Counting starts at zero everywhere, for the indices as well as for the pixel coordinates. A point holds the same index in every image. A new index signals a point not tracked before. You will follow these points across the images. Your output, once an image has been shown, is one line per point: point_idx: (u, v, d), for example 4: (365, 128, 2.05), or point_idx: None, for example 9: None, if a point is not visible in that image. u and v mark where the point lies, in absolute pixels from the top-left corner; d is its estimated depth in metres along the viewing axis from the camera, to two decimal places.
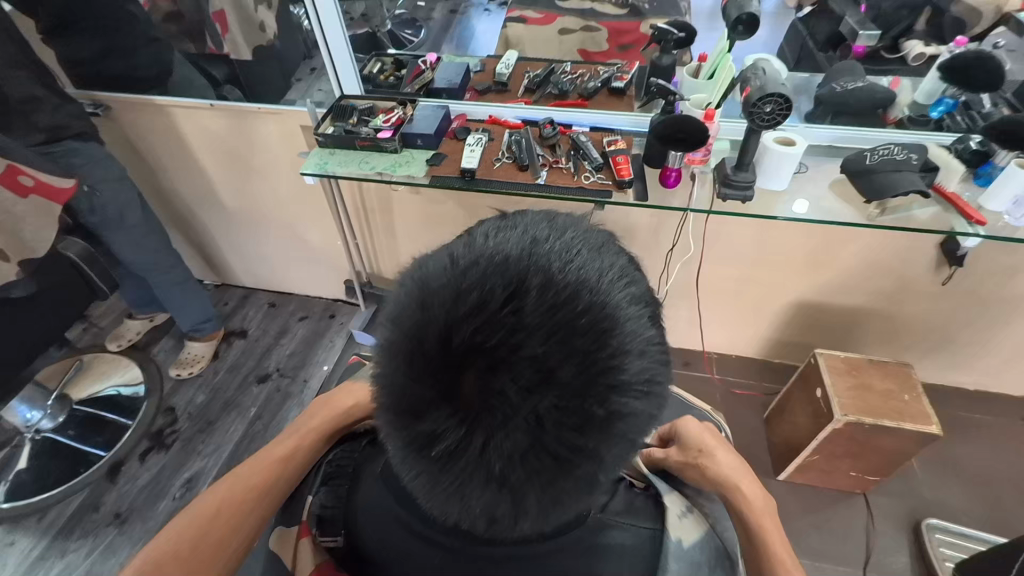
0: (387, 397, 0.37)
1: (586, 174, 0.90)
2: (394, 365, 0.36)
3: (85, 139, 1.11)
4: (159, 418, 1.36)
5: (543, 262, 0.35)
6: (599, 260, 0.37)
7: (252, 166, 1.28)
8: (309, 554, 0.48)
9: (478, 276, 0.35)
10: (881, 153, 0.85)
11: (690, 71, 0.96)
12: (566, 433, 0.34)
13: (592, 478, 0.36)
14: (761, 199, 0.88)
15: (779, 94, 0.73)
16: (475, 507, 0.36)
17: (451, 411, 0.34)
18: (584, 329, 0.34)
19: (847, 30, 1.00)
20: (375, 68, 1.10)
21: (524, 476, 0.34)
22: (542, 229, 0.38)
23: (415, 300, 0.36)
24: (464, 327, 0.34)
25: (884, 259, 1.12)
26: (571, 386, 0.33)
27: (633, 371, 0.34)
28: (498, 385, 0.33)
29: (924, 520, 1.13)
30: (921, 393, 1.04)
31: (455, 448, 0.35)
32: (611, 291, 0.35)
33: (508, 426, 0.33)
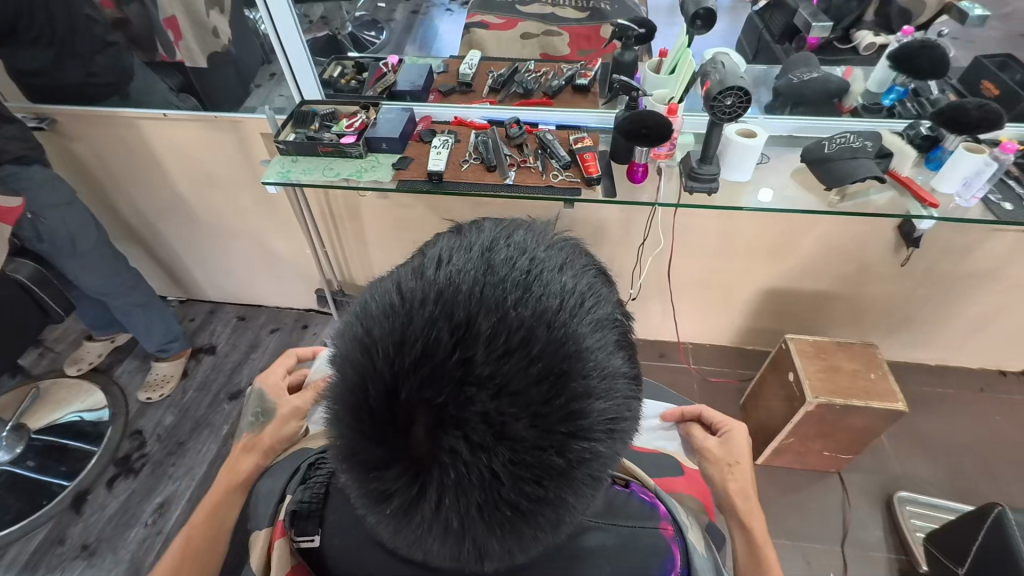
0: (337, 446, 0.34)
1: (554, 172, 0.90)
2: (340, 414, 0.33)
3: (24, 163, 1.03)
4: (125, 442, 1.31)
5: (494, 297, 0.31)
6: (560, 286, 0.32)
7: (212, 177, 1.24)
8: (284, 555, 0.43)
9: (422, 319, 0.30)
10: (838, 141, 0.87)
11: (651, 67, 0.97)
12: (526, 486, 0.31)
13: (557, 523, 0.33)
14: (726, 191, 0.89)
15: (738, 88, 0.74)
16: (439, 554, 0.34)
17: (401, 467, 0.31)
18: (539, 378, 0.30)
19: (801, 22, 1.02)
20: (335, 72, 1.07)
21: (485, 529, 0.32)
22: (496, 250, 0.34)
23: (359, 344, 0.32)
24: (408, 380, 0.30)
25: (847, 243, 1.15)
26: (527, 439, 0.30)
27: (596, 414, 0.31)
28: (448, 443, 0.30)
29: (896, 493, 1.17)
30: (886, 371, 1.08)
31: (409, 506, 0.32)
32: (571, 325, 0.31)
33: (462, 483, 0.30)
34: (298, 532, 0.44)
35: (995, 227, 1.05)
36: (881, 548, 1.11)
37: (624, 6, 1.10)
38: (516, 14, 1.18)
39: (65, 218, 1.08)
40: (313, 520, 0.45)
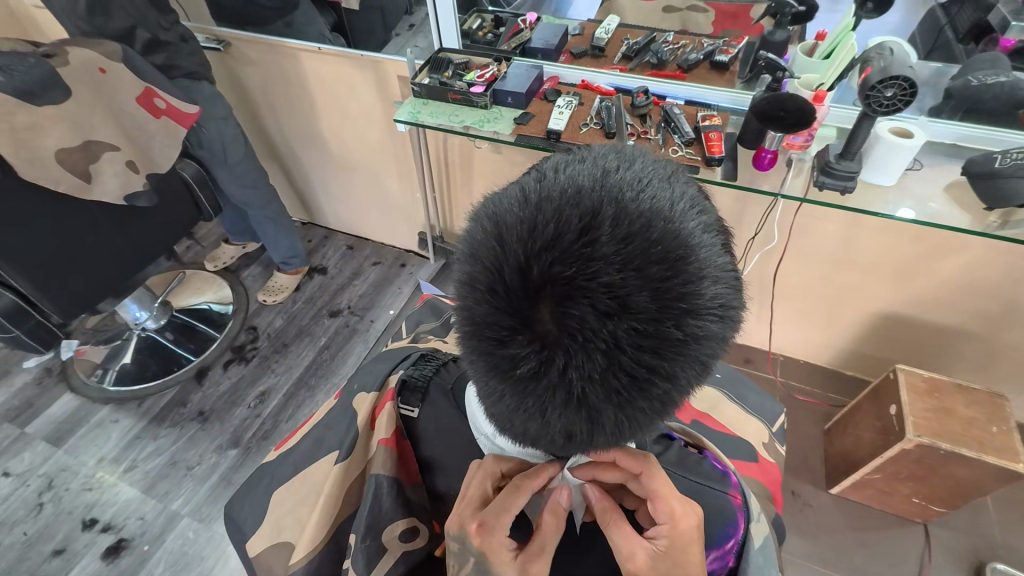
0: (465, 326, 0.36)
1: (673, 147, 0.88)
2: (475, 297, 0.35)
3: (195, 78, 1.20)
4: (242, 334, 1.50)
5: (615, 192, 0.33)
6: (670, 190, 0.35)
7: (349, 113, 1.35)
8: (388, 419, 0.52)
9: (553, 206, 0.32)
10: (1014, 156, 0.77)
11: (804, 50, 0.91)
12: (645, 355, 0.32)
13: (665, 397, 0.35)
14: (861, 192, 0.82)
15: (904, 78, 0.67)
16: (556, 426, 0.36)
17: (530, 337, 0.33)
18: (659, 257, 0.32)
19: (998, 20, 0.87)
20: (474, 24, 1.10)
21: (603, 395, 0.33)
22: (610, 160, 0.36)
23: (491, 235, 0.34)
24: (540, 258, 0.32)
25: (994, 277, 1.02)
26: (648, 311, 0.32)
27: (708, 296, 0.33)
28: (576, 313, 0.32)
29: (989, 563, 1.04)
30: (1011, 427, 0.96)
31: (534, 375, 0.34)
32: (685, 221, 0.33)
33: (587, 349, 0.32)
34: (403, 401, 0.53)
35: None
36: None
37: None
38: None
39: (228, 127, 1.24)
40: (415, 395, 0.53)
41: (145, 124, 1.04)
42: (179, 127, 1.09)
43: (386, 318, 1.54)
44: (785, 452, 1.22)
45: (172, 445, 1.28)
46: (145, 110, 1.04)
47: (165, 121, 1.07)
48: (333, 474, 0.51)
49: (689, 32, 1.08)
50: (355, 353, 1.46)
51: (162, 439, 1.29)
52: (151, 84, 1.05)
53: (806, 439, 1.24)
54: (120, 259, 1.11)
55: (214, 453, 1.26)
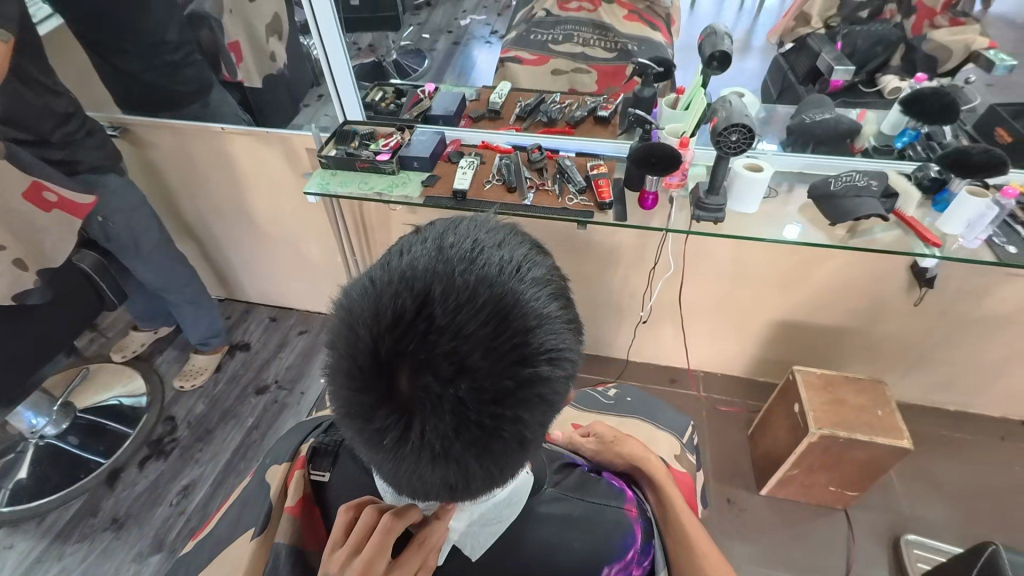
0: (339, 407, 0.41)
1: (569, 196, 0.96)
2: (342, 380, 0.40)
3: (99, 171, 1.16)
4: (158, 426, 1.40)
5: (444, 269, 0.38)
6: (497, 254, 0.40)
7: (260, 186, 1.36)
8: (299, 485, 0.53)
9: (391, 293, 0.38)
10: (844, 179, 0.92)
11: (669, 103, 1.04)
12: (490, 408, 0.36)
13: (521, 440, 0.39)
14: (731, 220, 0.94)
15: (743, 125, 0.79)
16: (433, 483, 0.39)
17: (389, 410, 0.37)
18: (484, 320, 0.36)
19: (824, 65, 1.06)
20: (377, 96, 1.18)
21: (462, 449, 0.37)
22: (448, 236, 0.41)
23: (347, 323, 0.39)
24: (385, 338, 0.37)
25: (857, 279, 1.18)
26: (484, 368, 0.36)
27: (538, 344, 0.37)
28: (422, 381, 0.36)
29: (903, 535, 1.15)
30: (894, 408, 1.08)
31: (399, 443, 0.38)
32: (510, 281, 0.38)
33: (437, 412, 0.36)
34: (314, 467, 0.54)
35: (1012, 270, 1.07)
36: None
37: (650, 49, 1.16)
38: (548, 52, 1.25)
39: (132, 211, 1.21)
40: (326, 458, 0.54)
41: (34, 219, 1.00)
42: (74, 218, 1.05)
43: (317, 387, 1.49)
44: (717, 462, 1.30)
45: (81, 562, 1.15)
46: (33, 204, 0.99)
47: (57, 214, 1.02)
48: (249, 550, 0.51)
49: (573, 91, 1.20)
50: (286, 429, 1.40)
51: (70, 558, 1.16)
52: (40, 176, 1.01)
53: (733, 447, 1.33)
54: (11, 364, 1.02)
55: (132, 562, 1.15)
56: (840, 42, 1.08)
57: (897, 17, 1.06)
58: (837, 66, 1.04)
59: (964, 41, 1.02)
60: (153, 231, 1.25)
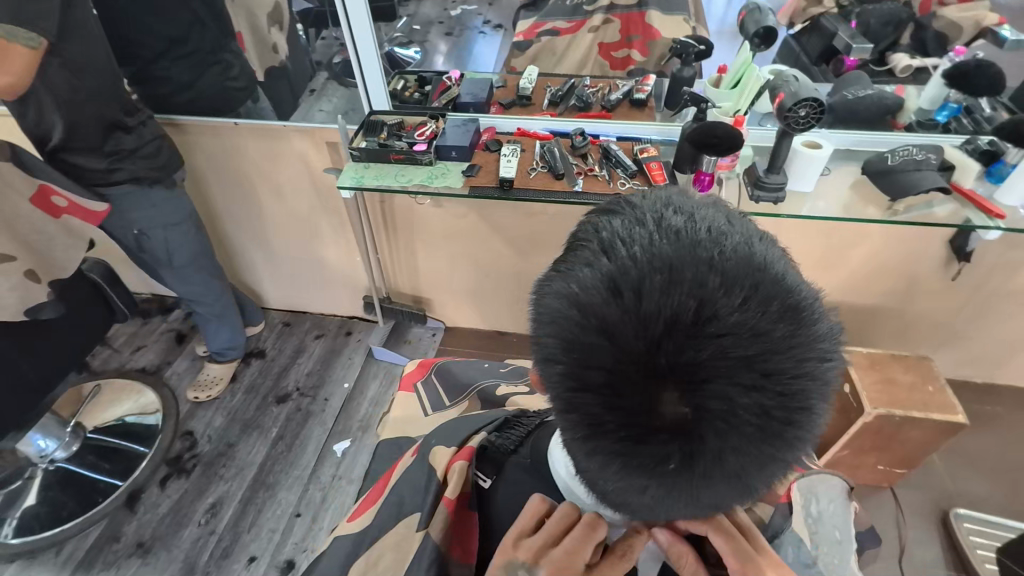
0: (599, 430, 0.37)
1: (620, 181, 0.93)
2: (604, 396, 0.37)
3: (147, 184, 1.08)
4: (176, 443, 1.32)
5: (713, 263, 0.36)
6: (751, 243, 0.38)
7: (276, 184, 1.29)
8: (460, 479, 0.59)
9: (667, 294, 0.35)
10: (901, 154, 0.90)
11: (712, 82, 1.02)
12: (788, 412, 0.36)
13: (804, 439, 0.38)
14: (791, 200, 0.91)
15: (813, 99, 0.77)
16: (713, 495, 0.38)
17: (678, 424, 0.36)
18: (775, 315, 0.35)
19: (841, 44, 1.02)
20: (398, 86, 1.11)
21: (758, 456, 0.36)
22: (684, 227, 0.39)
23: (609, 333, 0.36)
24: (667, 345, 0.35)
25: (895, 257, 1.17)
26: (782, 367, 0.35)
27: (822, 336, 0.37)
28: (721, 389, 0.34)
29: (951, 510, 1.15)
30: (943, 384, 1.08)
31: (686, 463, 0.36)
32: (779, 271, 0.37)
33: (739, 424, 0.35)
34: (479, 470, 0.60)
35: None
36: (939, 567, 1.09)
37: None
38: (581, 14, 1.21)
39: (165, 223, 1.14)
40: (490, 466, 0.61)
41: (42, 227, 0.92)
42: (85, 225, 0.98)
43: (341, 393, 1.44)
44: None
45: None
46: (42, 211, 0.93)
47: (65, 220, 0.96)
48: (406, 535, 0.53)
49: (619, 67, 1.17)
50: (313, 439, 1.33)
51: None
52: (47, 180, 0.94)
53: None
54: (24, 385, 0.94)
55: None
56: (853, 22, 1.03)
57: None
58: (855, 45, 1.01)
59: (974, 18, 0.99)
60: (188, 244, 1.18)
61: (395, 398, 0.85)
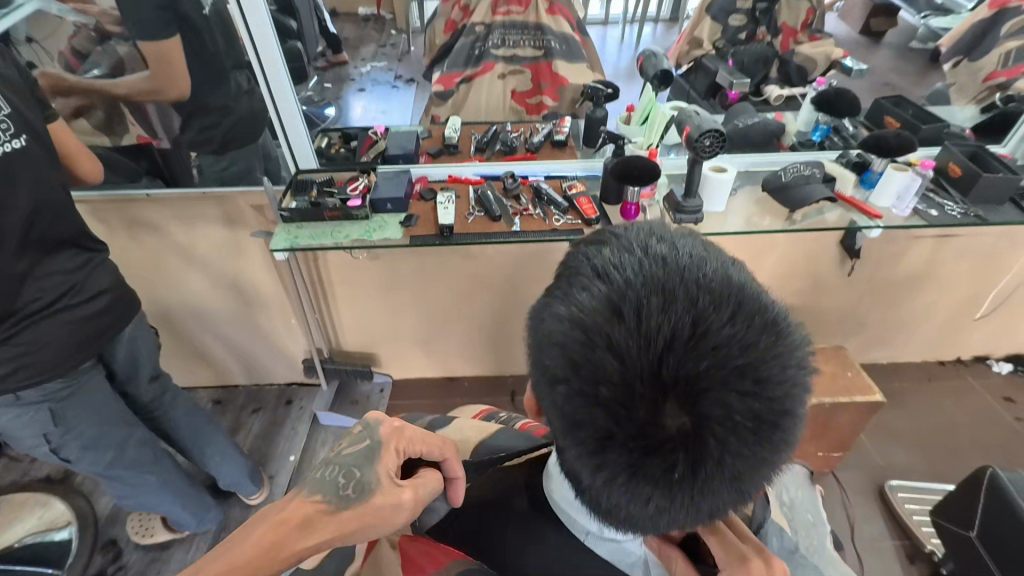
0: (602, 443, 0.39)
1: (555, 217, 0.97)
2: (610, 413, 0.39)
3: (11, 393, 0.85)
4: (98, 557, 1.16)
5: (699, 283, 0.40)
6: (725, 264, 0.43)
7: (199, 252, 1.24)
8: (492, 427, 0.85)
9: (660, 309, 0.38)
10: (791, 170, 1.03)
11: (623, 120, 1.13)
12: (778, 417, 0.39)
13: (789, 444, 0.42)
14: (709, 220, 1.00)
15: (714, 130, 0.86)
16: (710, 502, 0.41)
17: (679, 434, 0.38)
18: (761, 328, 0.39)
19: (723, 80, 1.14)
20: (323, 142, 1.10)
21: (752, 462, 0.39)
22: (667, 250, 0.43)
23: (609, 351, 0.39)
24: (668, 359, 0.38)
25: (801, 260, 1.30)
26: (773, 376, 0.38)
27: (802, 346, 0.40)
28: (719, 398, 0.37)
29: (886, 483, 1.26)
30: (860, 369, 1.19)
31: (688, 470, 0.39)
32: (757, 289, 0.41)
33: (735, 431, 0.38)
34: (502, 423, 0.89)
35: (916, 233, 1.25)
36: (885, 538, 1.18)
37: (571, 48, 1.17)
38: (489, 58, 1.19)
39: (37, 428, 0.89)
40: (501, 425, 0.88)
41: None
42: None
43: (288, 467, 1.35)
44: None
45: None
46: None
47: None
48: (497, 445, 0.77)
49: (527, 111, 1.23)
50: None
51: None
52: None
53: None
54: None
55: None
56: (730, 60, 1.15)
57: (767, 37, 1.16)
58: (735, 80, 1.13)
59: (824, 53, 1.15)
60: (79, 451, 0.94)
61: None
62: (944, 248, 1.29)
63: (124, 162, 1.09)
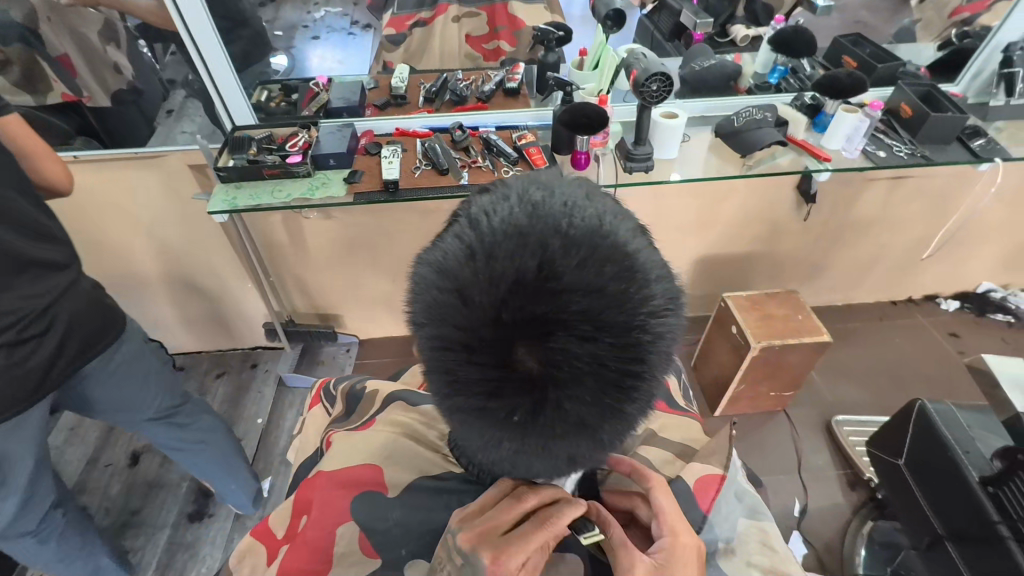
0: (450, 385, 0.40)
1: (504, 169, 0.95)
2: (456, 358, 0.39)
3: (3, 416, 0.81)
4: None
5: (556, 225, 0.37)
6: (596, 204, 0.40)
7: (141, 217, 1.19)
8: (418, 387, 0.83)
9: (506, 252, 0.36)
10: (744, 115, 1.01)
11: (575, 65, 1.07)
12: (623, 364, 0.38)
13: (645, 395, 0.42)
14: (659, 167, 0.99)
15: (661, 73, 0.83)
16: (561, 449, 0.42)
17: (521, 379, 0.38)
18: (612, 275, 0.37)
19: (687, 20, 1.12)
20: (262, 96, 1.04)
21: (597, 411, 0.39)
22: (536, 190, 0.40)
23: (455, 295, 0.38)
24: (510, 304, 0.37)
25: (757, 206, 1.31)
26: (617, 325, 0.37)
27: (661, 296, 0.39)
28: (559, 344, 0.37)
29: (834, 419, 1.33)
30: (811, 312, 1.23)
31: (530, 415, 0.39)
32: (622, 231, 0.39)
33: (575, 378, 0.38)
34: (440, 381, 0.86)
35: (870, 175, 1.26)
36: (831, 468, 1.25)
37: None
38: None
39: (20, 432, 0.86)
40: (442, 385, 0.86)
41: None
42: None
43: (256, 429, 1.36)
44: None
45: None
46: None
47: None
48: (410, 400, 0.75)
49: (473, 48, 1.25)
50: None
51: None
52: None
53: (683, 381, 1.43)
54: None
55: None
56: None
57: None
58: (700, 21, 1.11)
59: None
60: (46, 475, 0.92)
61: (306, 420, 0.84)
62: (898, 190, 1.30)
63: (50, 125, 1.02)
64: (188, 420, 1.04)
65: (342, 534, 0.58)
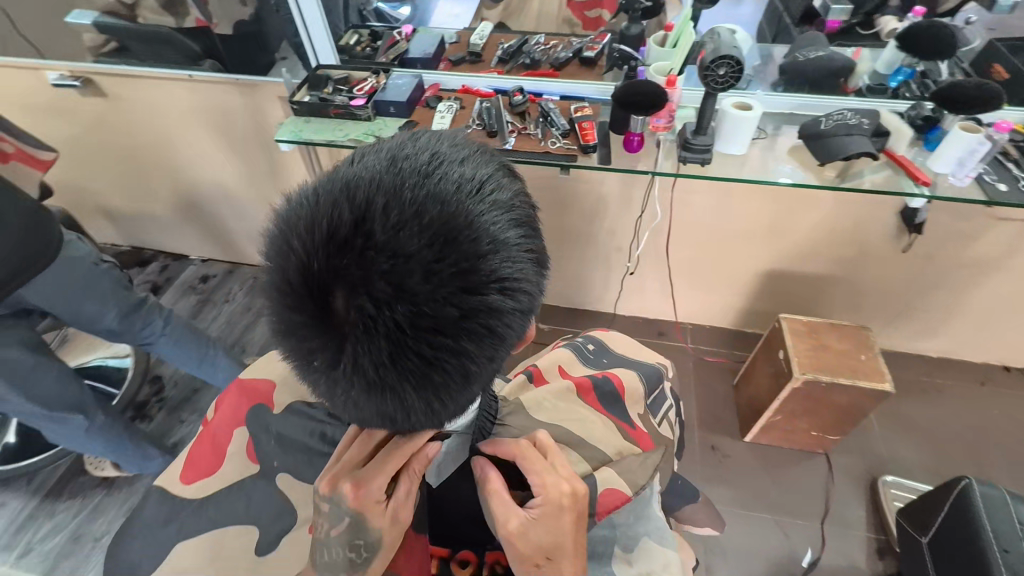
0: (275, 322, 0.42)
1: (552, 140, 0.92)
2: (276, 297, 0.41)
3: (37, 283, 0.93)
4: (145, 387, 1.40)
5: (392, 186, 0.38)
6: (454, 173, 0.40)
7: (237, 137, 1.33)
8: None
9: (333, 204, 0.38)
10: (835, 118, 0.89)
11: (656, 41, 0.98)
12: (424, 334, 0.38)
13: (461, 371, 0.41)
14: (719, 162, 0.91)
15: (732, 57, 0.75)
16: (370, 407, 0.42)
17: (322, 329, 0.39)
18: (427, 241, 0.37)
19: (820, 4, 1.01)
20: (352, 40, 1.10)
21: (397, 375, 0.39)
22: (403, 153, 0.42)
23: (286, 236, 0.40)
24: (319, 253, 0.37)
25: (843, 225, 1.16)
26: (421, 292, 0.37)
27: (485, 273, 0.38)
28: (358, 301, 0.37)
29: (880, 477, 1.18)
30: (877, 353, 1.08)
31: (329, 364, 0.40)
32: (463, 203, 0.39)
33: (370, 337, 0.38)
34: None
35: (999, 213, 1.05)
36: (861, 528, 1.12)
37: None
38: None
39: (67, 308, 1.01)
40: None
41: None
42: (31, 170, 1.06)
43: None
44: (699, 408, 1.33)
45: (73, 519, 1.20)
46: None
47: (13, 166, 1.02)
48: None
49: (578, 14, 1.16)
50: None
51: (62, 514, 1.21)
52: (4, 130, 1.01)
53: (716, 394, 1.35)
54: None
55: (122, 516, 1.20)
56: None
57: None
58: (835, 6, 0.99)
59: None
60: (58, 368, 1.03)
61: None
62: None
63: (177, 44, 1.14)
64: (141, 329, 1.15)
65: (237, 436, 0.70)
